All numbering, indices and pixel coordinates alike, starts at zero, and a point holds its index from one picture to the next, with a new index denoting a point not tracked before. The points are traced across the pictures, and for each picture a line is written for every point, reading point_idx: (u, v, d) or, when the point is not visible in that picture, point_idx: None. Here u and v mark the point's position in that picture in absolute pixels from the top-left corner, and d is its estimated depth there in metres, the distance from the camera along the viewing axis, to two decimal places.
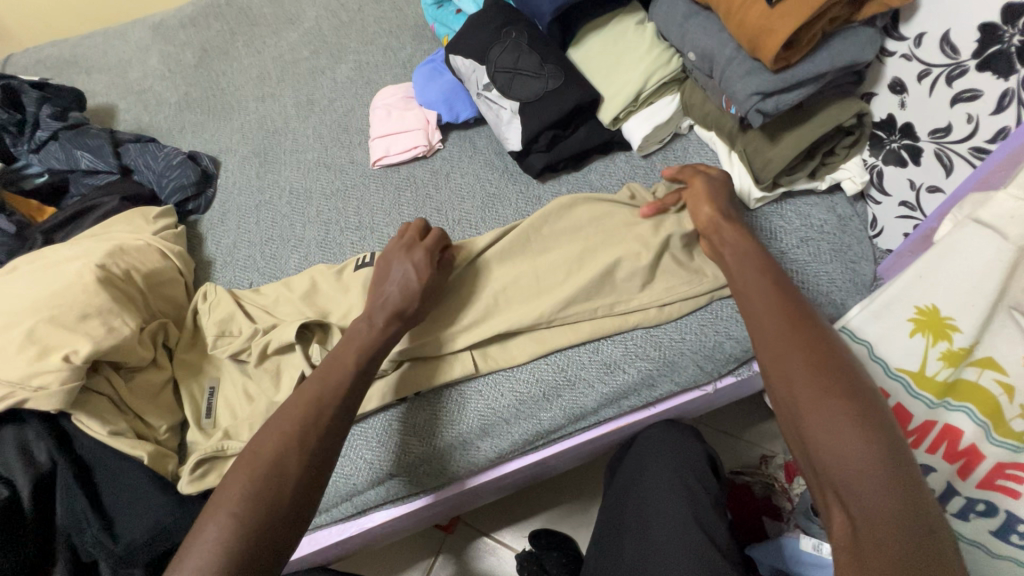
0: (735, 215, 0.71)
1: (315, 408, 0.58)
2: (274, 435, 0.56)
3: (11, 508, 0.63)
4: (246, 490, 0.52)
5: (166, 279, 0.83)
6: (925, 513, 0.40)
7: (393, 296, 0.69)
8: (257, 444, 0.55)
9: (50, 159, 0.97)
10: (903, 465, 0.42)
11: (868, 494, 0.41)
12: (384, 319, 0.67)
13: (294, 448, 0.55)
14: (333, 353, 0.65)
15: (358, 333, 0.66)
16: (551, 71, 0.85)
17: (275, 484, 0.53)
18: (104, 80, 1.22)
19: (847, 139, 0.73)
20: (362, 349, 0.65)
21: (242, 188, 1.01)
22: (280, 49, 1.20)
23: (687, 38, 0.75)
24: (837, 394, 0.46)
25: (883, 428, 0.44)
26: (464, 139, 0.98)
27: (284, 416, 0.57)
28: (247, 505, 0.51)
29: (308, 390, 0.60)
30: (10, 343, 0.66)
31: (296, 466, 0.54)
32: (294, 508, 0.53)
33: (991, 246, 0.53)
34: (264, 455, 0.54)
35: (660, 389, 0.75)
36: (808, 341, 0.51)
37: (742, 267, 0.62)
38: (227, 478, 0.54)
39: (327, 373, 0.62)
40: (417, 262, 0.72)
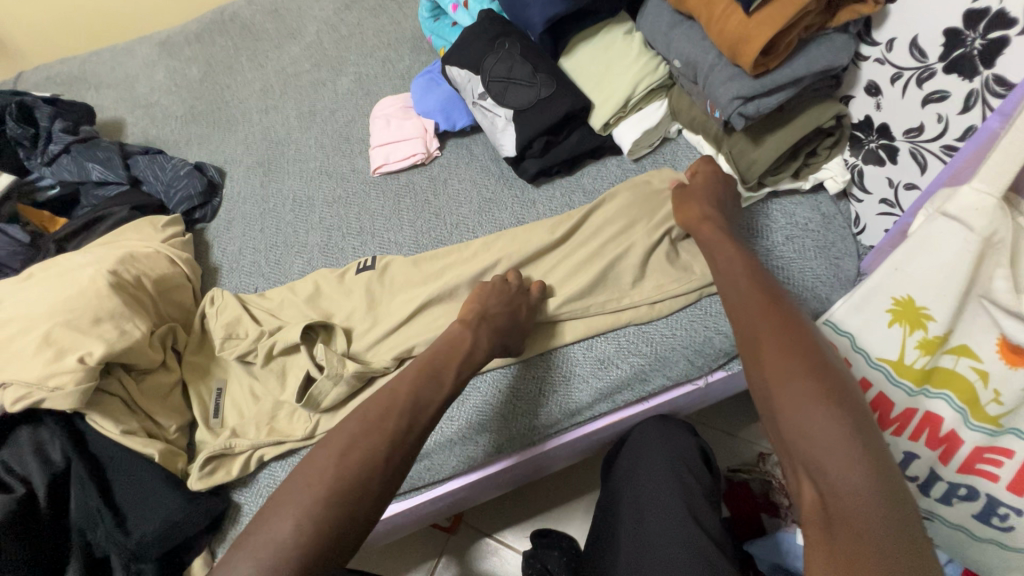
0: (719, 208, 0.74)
1: (411, 416, 0.59)
2: (363, 439, 0.56)
3: (27, 505, 0.66)
4: (328, 496, 0.52)
5: (174, 285, 0.86)
6: (897, 487, 0.41)
7: (505, 318, 0.72)
8: (346, 446, 0.55)
9: (62, 171, 1.01)
10: (873, 440, 0.44)
11: (838, 468, 0.42)
12: (489, 338, 0.70)
13: (382, 462, 0.56)
14: (436, 358, 0.67)
15: (462, 342, 0.69)
16: (543, 79, 0.88)
17: (358, 494, 0.53)
18: (112, 95, 1.27)
19: (828, 140, 0.76)
20: (462, 369, 0.67)
21: (247, 197, 1.04)
22: (282, 63, 1.24)
23: (672, 46, 0.78)
24: (806, 371, 0.48)
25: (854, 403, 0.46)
26: (461, 147, 1.02)
27: (376, 424, 0.57)
28: (326, 509, 0.51)
29: (398, 400, 0.60)
30: (27, 347, 0.69)
31: (379, 480, 0.55)
32: (363, 526, 0.53)
33: (958, 237, 0.55)
34: (352, 461, 0.54)
35: (652, 383, 0.77)
36: (781, 322, 0.52)
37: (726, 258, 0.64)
38: (307, 476, 0.53)
39: (421, 377, 0.63)
40: (532, 304, 0.77)
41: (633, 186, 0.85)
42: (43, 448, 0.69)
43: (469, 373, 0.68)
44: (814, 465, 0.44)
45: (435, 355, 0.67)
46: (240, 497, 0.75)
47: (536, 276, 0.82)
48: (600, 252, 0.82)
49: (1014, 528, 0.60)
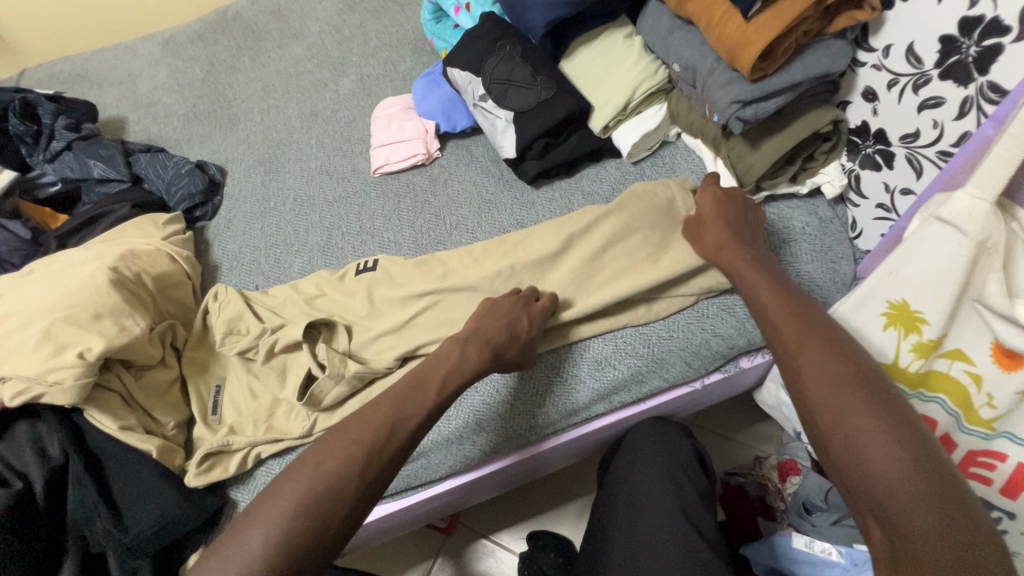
0: (742, 234, 0.73)
1: (388, 430, 0.59)
2: (339, 451, 0.56)
3: (24, 500, 0.66)
4: (297, 506, 0.52)
5: (174, 282, 0.87)
6: (972, 524, 0.41)
7: (496, 334, 0.71)
8: (319, 458, 0.56)
9: (64, 168, 1.01)
10: (940, 475, 0.43)
11: (904, 507, 0.42)
12: (478, 353, 0.70)
13: (356, 473, 0.55)
14: (425, 372, 0.67)
15: (451, 355, 0.69)
16: (544, 81, 0.89)
17: (329, 503, 0.53)
18: (115, 93, 1.27)
19: (825, 145, 0.77)
20: (448, 381, 0.67)
21: (247, 196, 1.05)
22: (285, 63, 1.25)
23: (671, 51, 0.79)
24: (858, 408, 0.47)
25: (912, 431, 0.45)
26: (462, 148, 1.02)
27: (354, 434, 0.58)
28: (294, 520, 0.51)
29: (374, 421, 0.59)
30: (27, 341, 0.69)
31: (352, 492, 0.55)
32: (335, 536, 0.53)
33: (953, 242, 0.55)
34: (326, 471, 0.55)
35: (650, 385, 0.77)
36: (824, 354, 0.52)
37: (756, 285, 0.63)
38: (279, 485, 0.54)
39: (411, 399, 0.63)
40: (533, 315, 0.74)
41: (641, 189, 0.83)
42: (40, 443, 0.70)
43: (455, 388, 0.67)
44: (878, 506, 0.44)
45: (432, 368, 0.67)
46: (236, 494, 0.75)
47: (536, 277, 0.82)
48: None
49: (1006, 532, 0.61)
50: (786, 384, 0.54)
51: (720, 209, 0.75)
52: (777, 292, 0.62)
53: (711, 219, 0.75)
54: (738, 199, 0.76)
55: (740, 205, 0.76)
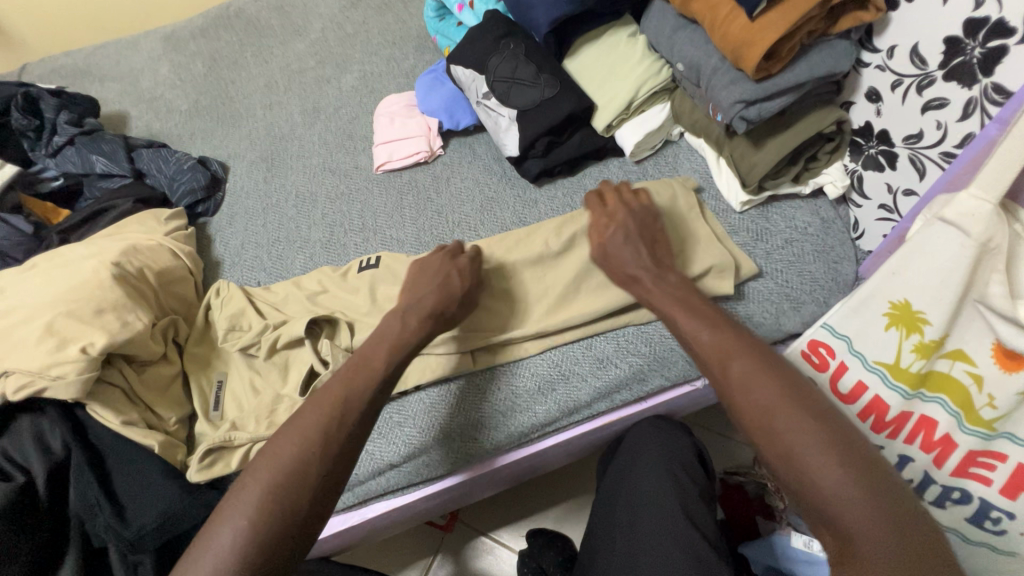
0: (646, 253, 0.69)
1: (343, 406, 0.58)
2: (295, 438, 0.55)
3: (27, 495, 0.66)
4: (262, 497, 0.52)
5: (176, 278, 0.86)
6: (904, 509, 0.44)
7: (435, 298, 0.70)
8: (276, 447, 0.55)
9: (66, 163, 1.01)
10: (871, 469, 0.45)
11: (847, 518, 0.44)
12: (418, 321, 0.68)
13: (317, 455, 0.55)
14: (368, 347, 0.65)
15: (390, 329, 0.67)
16: (547, 80, 0.89)
17: (293, 489, 0.53)
18: (117, 89, 1.27)
19: (828, 145, 0.77)
20: (394, 351, 0.65)
21: (250, 192, 1.05)
22: (287, 60, 1.24)
23: (675, 50, 0.79)
24: (789, 417, 0.48)
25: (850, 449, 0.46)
26: (464, 146, 1.02)
27: (309, 416, 0.57)
28: (259, 512, 0.51)
29: (317, 408, 0.58)
30: (29, 336, 0.69)
31: (314, 475, 0.54)
32: (306, 519, 0.53)
33: (955, 243, 0.55)
34: (281, 459, 0.54)
35: (651, 383, 0.78)
36: (757, 369, 0.52)
37: (681, 296, 0.62)
38: (243, 478, 0.54)
39: (355, 373, 0.62)
40: (464, 273, 0.74)
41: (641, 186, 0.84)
42: (43, 438, 0.70)
43: (403, 359, 0.65)
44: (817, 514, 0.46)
45: (375, 346, 0.65)
46: None
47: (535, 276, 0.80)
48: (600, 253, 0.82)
49: (1005, 533, 0.61)
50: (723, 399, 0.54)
51: (613, 238, 0.70)
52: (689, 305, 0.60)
53: (608, 257, 0.70)
54: (622, 206, 0.74)
55: (624, 220, 0.71)
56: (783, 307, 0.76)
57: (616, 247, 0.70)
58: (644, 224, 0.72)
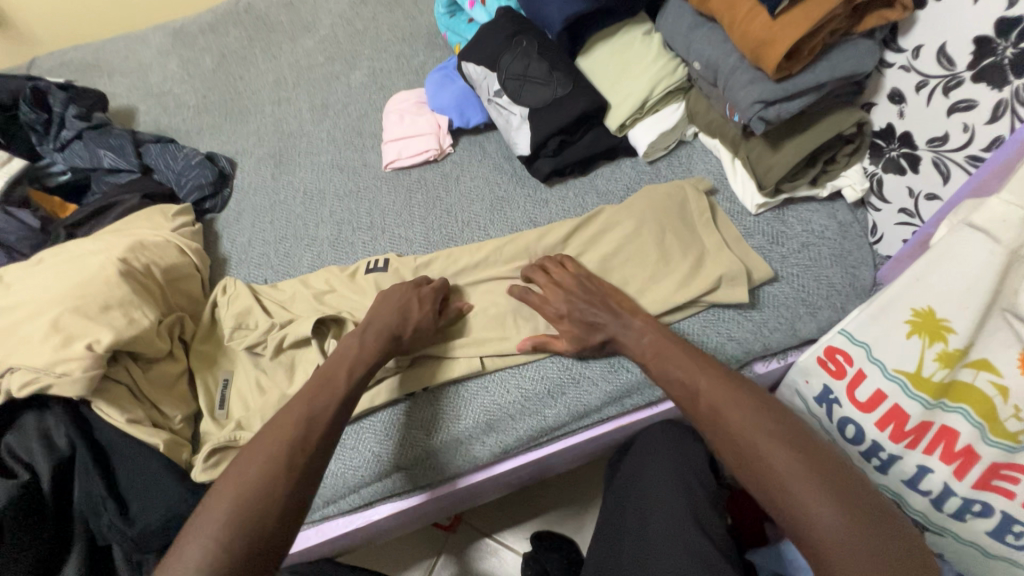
0: (596, 310, 0.72)
1: (307, 423, 0.59)
2: (256, 459, 0.55)
3: (33, 492, 0.66)
4: (229, 514, 0.52)
5: (183, 274, 0.86)
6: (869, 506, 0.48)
7: (392, 318, 0.72)
8: (241, 467, 0.55)
9: (73, 157, 1.00)
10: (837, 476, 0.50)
11: (835, 539, 0.46)
12: (375, 339, 0.70)
13: (282, 471, 0.55)
14: (328, 367, 0.67)
15: (348, 348, 0.69)
16: (560, 78, 0.88)
17: (262, 505, 0.53)
18: (125, 83, 1.26)
19: (847, 147, 0.75)
20: (354, 370, 0.66)
21: (258, 188, 1.04)
22: (296, 56, 1.23)
23: (692, 48, 0.77)
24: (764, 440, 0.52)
25: (826, 466, 0.50)
26: (474, 144, 1.01)
27: (273, 435, 0.57)
28: (229, 530, 0.50)
29: (275, 427, 0.58)
30: (35, 332, 0.68)
31: (281, 491, 0.54)
32: (277, 533, 0.53)
33: (984, 249, 0.54)
34: (247, 478, 0.54)
35: (663, 387, 0.76)
36: (732, 404, 0.56)
37: (651, 344, 0.66)
38: (210, 499, 0.53)
39: (317, 393, 0.63)
40: (423, 297, 0.76)
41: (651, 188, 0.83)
42: (47, 434, 0.69)
43: (361, 376, 0.66)
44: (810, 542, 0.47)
45: (336, 364, 0.67)
46: None
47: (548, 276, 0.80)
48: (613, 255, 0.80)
49: None
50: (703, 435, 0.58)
51: (575, 308, 0.72)
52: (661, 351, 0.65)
53: (580, 328, 0.72)
54: (555, 285, 0.76)
55: (573, 288, 0.74)
56: (798, 311, 0.75)
57: (583, 314, 0.72)
58: (593, 282, 0.75)
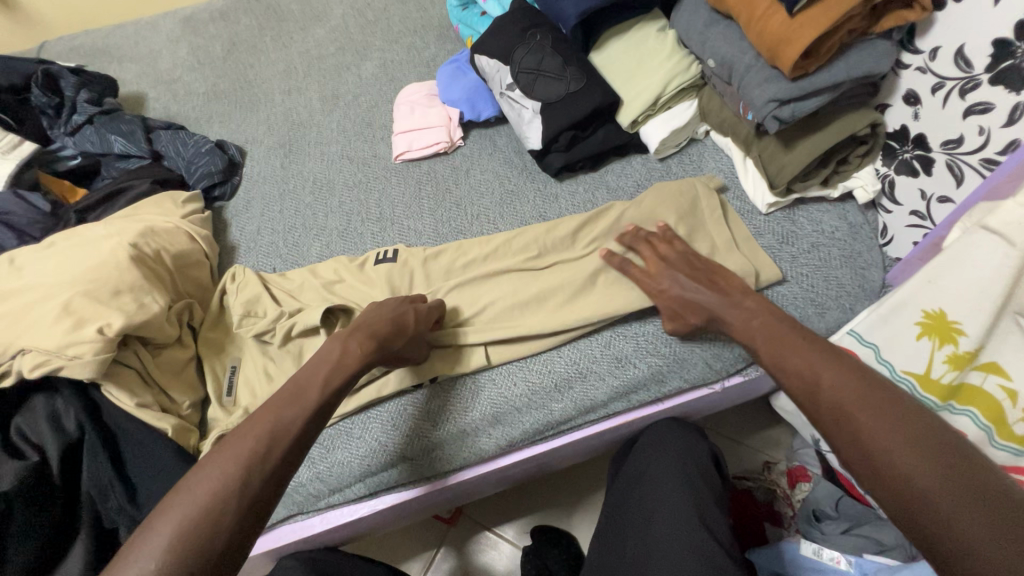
0: (692, 288, 0.71)
1: (270, 437, 0.55)
2: (203, 486, 0.49)
3: (42, 474, 0.66)
4: (170, 537, 0.46)
5: (192, 261, 0.86)
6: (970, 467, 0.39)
7: (385, 327, 0.70)
8: (190, 483, 0.50)
9: (85, 142, 1.01)
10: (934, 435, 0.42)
11: (945, 516, 0.38)
12: (362, 347, 0.67)
13: (236, 488, 0.50)
14: (302, 376, 0.63)
15: (333, 353, 0.66)
16: (573, 73, 0.87)
17: (210, 525, 0.47)
18: (135, 69, 1.26)
19: (860, 148, 0.75)
20: (331, 380, 0.63)
21: (267, 177, 1.04)
22: (307, 45, 1.23)
23: (707, 46, 0.77)
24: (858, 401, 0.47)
25: (947, 446, 0.41)
26: (484, 138, 1.01)
27: (233, 448, 0.53)
28: (168, 555, 0.45)
29: (231, 448, 0.53)
30: (46, 314, 0.68)
31: (233, 510, 0.49)
32: (224, 558, 0.47)
33: (998, 254, 0.55)
34: (197, 496, 0.49)
35: (669, 385, 0.76)
36: (835, 376, 0.50)
37: (758, 325, 0.62)
38: (151, 520, 0.47)
39: (286, 405, 0.58)
40: (420, 312, 0.74)
41: (661, 185, 0.83)
42: (57, 416, 0.70)
43: (340, 384, 0.63)
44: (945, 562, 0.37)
45: (313, 371, 0.63)
46: None
47: (557, 271, 0.81)
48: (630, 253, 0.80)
49: None
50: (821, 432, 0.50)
51: (672, 283, 0.72)
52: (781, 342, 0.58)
53: (679, 305, 0.71)
54: (660, 259, 0.75)
55: (675, 265, 0.74)
56: (807, 312, 0.75)
57: (679, 289, 0.72)
58: (692, 260, 0.74)
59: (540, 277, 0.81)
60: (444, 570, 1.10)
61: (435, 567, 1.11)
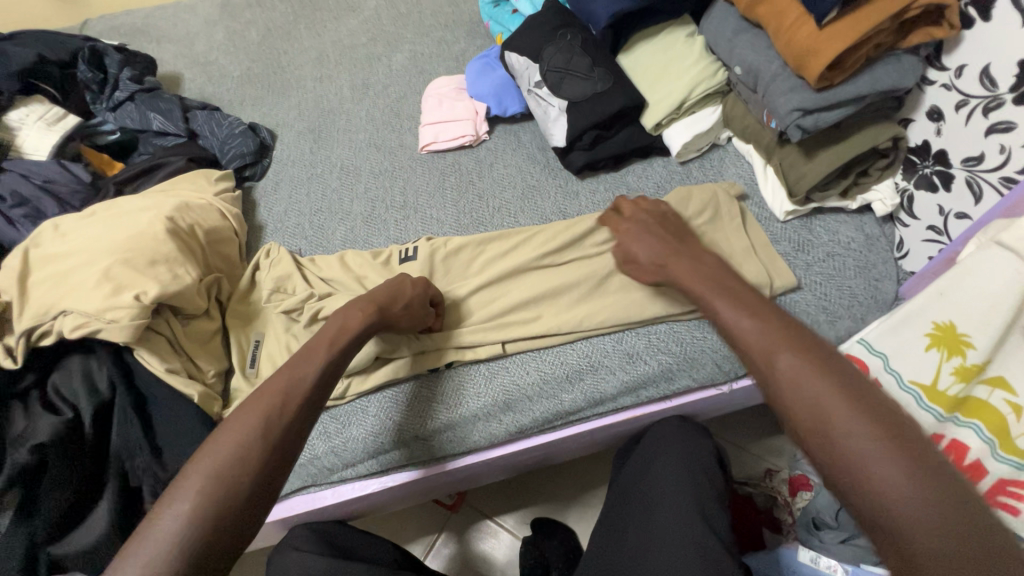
0: (650, 238, 0.74)
1: (290, 391, 0.57)
2: (227, 443, 0.52)
3: (75, 429, 0.70)
4: (204, 483, 0.49)
5: (223, 237, 0.89)
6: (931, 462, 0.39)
7: (384, 295, 0.72)
8: (221, 435, 0.53)
9: (124, 118, 1.04)
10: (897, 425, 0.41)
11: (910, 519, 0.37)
12: (363, 312, 0.68)
13: (260, 439, 0.53)
14: (312, 340, 0.64)
15: (337, 320, 0.67)
16: (600, 74, 0.89)
17: (238, 472, 0.51)
18: (172, 50, 1.30)
19: (881, 161, 0.76)
20: (337, 341, 0.64)
21: (296, 161, 1.07)
22: (339, 34, 1.26)
23: (734, 53, 0.79)
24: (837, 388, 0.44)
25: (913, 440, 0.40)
26: (509, 133, 1.03)
27: (257, 402, 0.55)
28: (203, 500, 0.48)
29: (250, 406, 0.55)
30: (87, 280, 0.72)
31: (259, 459, 0.52)
32: (251, 500, 0.51)
33: (1011, 267, 0.56)
34: (227, 446, 0.52)
35: (677, 383, 0.78)
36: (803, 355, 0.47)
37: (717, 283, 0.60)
38: (186, 469, 0.51)
39: (301, 362, 0.60)
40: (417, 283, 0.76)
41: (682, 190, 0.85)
42: (91, 376, 0.73)
43: (345, 344, 0.64)
44: (899, 542, 0.38)
45: (320, 335, 0.64)
46: None
47: (575, 266, 0.83)
48: None
49: None
50: (765, 398, 0.48)
51: (633, 233, 0.76)
52: (731, 296, 0.56)
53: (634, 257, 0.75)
54: (641, 211, 0.79)
55: (644, 220, 0.77)
56: (818, 320, 0.76)
57: (630, 243, 0.75)
58: (663, 221, 0.77)
59: (557, 272, 0.83)
60: (445, 553, 1.13)
61: (436, 550, 1.14)
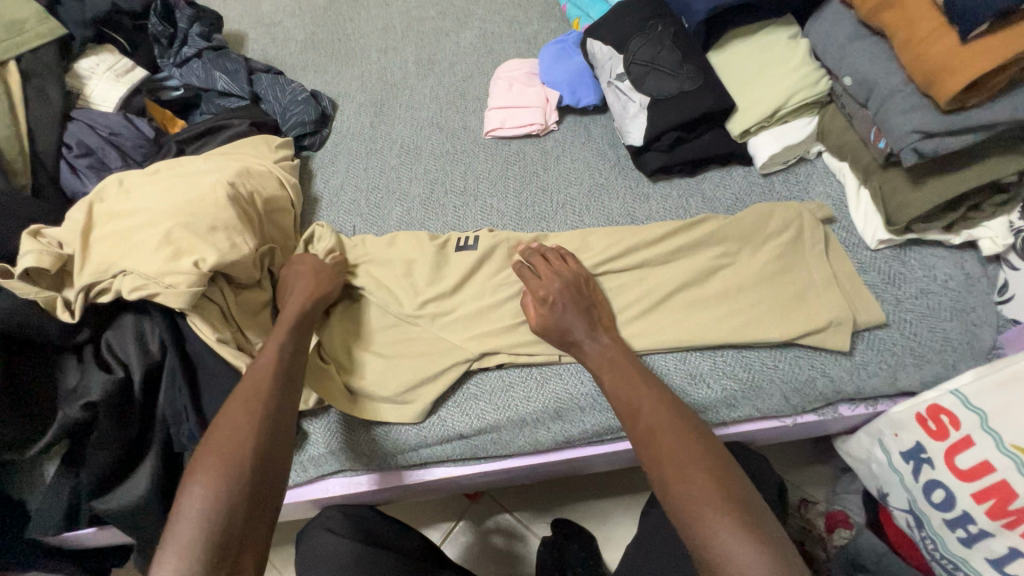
0: (580, 312, 0.71)
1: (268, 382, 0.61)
2: (183, 537, 0.49)
3: (125, 389, 0.70)
4: (213, 477, 0.52)
5: (280, 207, 0.87)
6: (754, 517, 0.51)
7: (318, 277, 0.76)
8: (213, 436, 0.56)
9: (190, 76, 1.03)
10: (737, 491, 0.53)
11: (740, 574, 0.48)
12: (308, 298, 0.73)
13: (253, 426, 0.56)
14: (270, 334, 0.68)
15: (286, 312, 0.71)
16: (690, 71, 0.83)
17: (243, 458, 0.54)
18: (238, 8, 1.28)
19: (997, 197, 0.71)
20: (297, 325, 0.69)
21: (355, 134, 1.04)
22: (408, 5, 1.22)
23: (846, 61, 0.73)
24: (701, 466, 0.55)
25: (741, 501, 0.52)
26: (579, 126, 0.98)
27: (240, 398, 0.58)
28: (219, 487, 0.52)
29: (227, 426, 0.56)
30: (148, 241, 0.70)
31: (257, 441, 0.56)
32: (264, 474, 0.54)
33: None
34: (222, 442, 0.55)
35: (740, 411, 0.72)
36: (674, 436, 0.58)
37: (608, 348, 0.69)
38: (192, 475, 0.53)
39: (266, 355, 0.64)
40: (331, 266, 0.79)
41: (767, 207, 0.79)
42: (143, 336, 0.72)
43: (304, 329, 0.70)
44: None
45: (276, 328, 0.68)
46: (309, 426, 0.76)
47: (642, 275, 0.78)
48: (722, 271, 0.77)
49: None
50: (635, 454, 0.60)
51: (560, 310, 0.71)
52: (608, 356, 0.68)
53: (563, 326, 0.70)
54: (555, 274, 0.75)
55: (565, 285, 0.73)
56: (904, 361, 0.70)
57: (569, 315, 0.70)
58: (580, 288, 0.74)
59: (623, 279, 0.78)
60: (462, 542, 1.12)
61: (452, 538, 1.13)
